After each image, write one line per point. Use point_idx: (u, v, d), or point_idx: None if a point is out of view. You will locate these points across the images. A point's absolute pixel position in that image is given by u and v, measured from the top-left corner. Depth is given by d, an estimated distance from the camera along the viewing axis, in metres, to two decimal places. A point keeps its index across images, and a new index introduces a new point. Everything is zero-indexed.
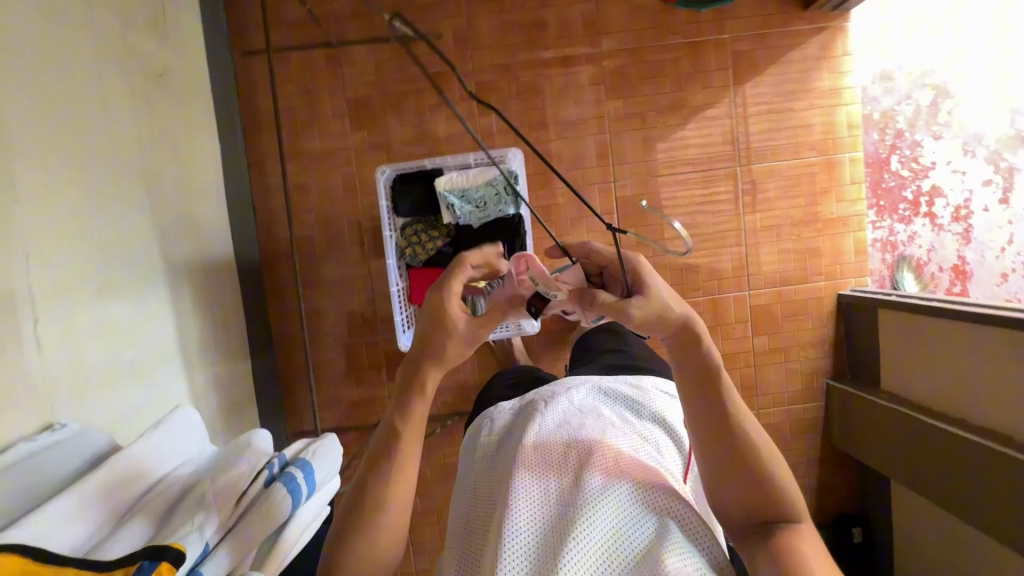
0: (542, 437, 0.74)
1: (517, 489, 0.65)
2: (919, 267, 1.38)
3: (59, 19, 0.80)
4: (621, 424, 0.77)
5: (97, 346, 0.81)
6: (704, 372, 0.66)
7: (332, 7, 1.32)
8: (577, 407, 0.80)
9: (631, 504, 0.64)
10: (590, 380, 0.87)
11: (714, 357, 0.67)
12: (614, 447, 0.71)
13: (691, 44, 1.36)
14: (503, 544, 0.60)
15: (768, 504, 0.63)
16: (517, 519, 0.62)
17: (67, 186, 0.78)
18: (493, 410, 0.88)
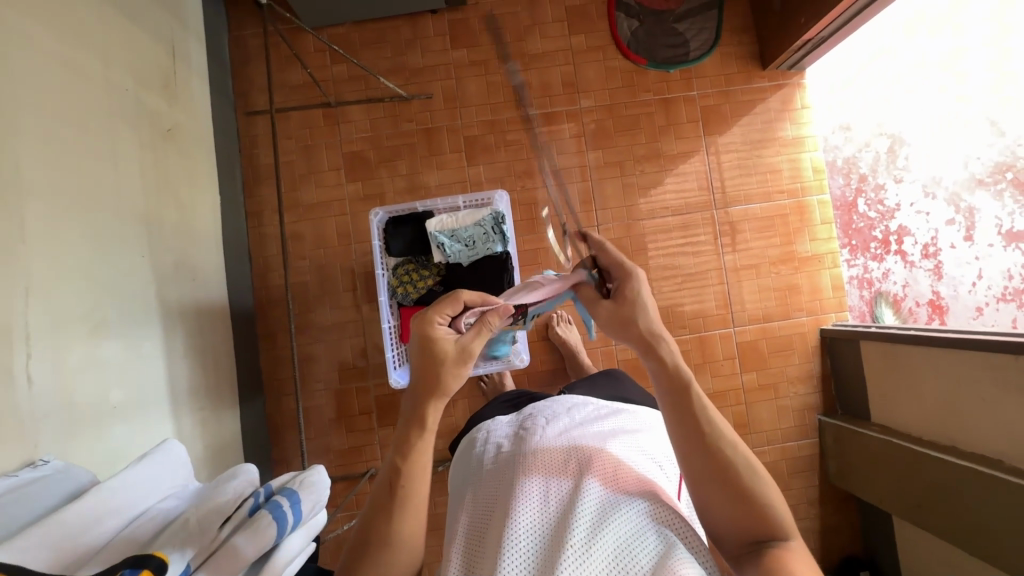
0: (542, 447, 0.76)
1: (517, 496, 0.68)
2: (897, 302, 1.37)
3: (77, 78, 0.87)
4: (620, 439, 0.79)
5: (85, 383, 0.81)
6: (676, 387, 0.66)
7: (331, 72, 1.43)
8: (576, 424, 0.82)
9: (631, 510, 0.65)
10: (589, 403, 0.90)
11: (684, 372, 0.67)
12: (612, 458, 0.73)
13: (664, 100, 1.48)
14: (504, 549, 0.62)
15: (752, 519, 0.61)
16: (518, 524, 0.64)
17: (67, 229, 0.81)
18: (488, 425, 0.91)
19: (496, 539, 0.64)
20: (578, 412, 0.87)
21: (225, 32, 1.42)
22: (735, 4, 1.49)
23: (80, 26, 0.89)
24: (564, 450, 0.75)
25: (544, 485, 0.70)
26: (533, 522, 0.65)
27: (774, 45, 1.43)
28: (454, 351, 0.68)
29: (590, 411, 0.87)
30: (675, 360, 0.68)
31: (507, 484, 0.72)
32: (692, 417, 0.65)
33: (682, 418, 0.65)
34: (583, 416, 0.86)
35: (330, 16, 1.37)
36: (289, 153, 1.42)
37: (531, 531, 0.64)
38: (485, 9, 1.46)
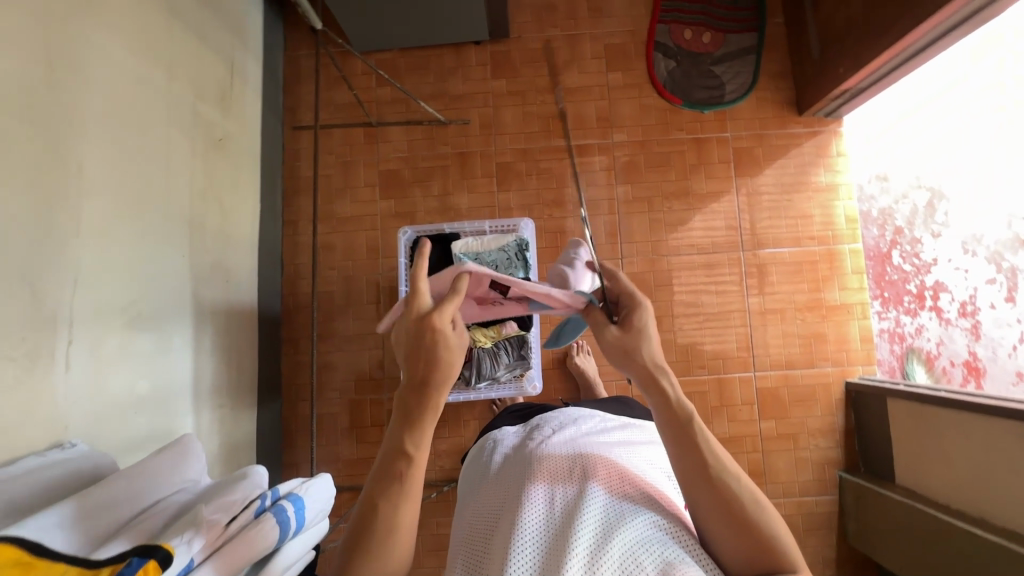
0: (548, 451, 0.75)
1: (523, 497, 0.66)
2: (930, 359, 1.33)
3: (143, 88, 0.94)
4: (627, 451, 0.77)
5: (116, 373, 0.86)
6: (678, 422, 0.65)
7: (375, 93, 1.50)
8: (583, 435, 0.81)
9: (639, 518, 0.63)
10: (594, 417, 0.89)
11: (687, 406, 0.67)
12: (618, 466, 0.72)
13: (696, 139, 1.49)
14: (512, 549, 0.60)
15: (762, 553, 0.60)
16: (525, 524, 0.63)
17: (119, 227, 0.87)
18: (496, 434, 0.90)
19: (503, 539, 0.63)
20: (585, 423, 0.86)
21: (281, 52, 1.51)
22: (775, 51, 1.51)
23: (151, 40, 0.97)
24: (570, 455, 0.74)
25: (550, 487, 0.68)
26: (540, 522, 0.63)
27: (811, 92, 1.43)
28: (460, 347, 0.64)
29: (598, 423, 0.86)
30: (676, 394, 0.67)
31: (514, 486, 0.71)
32: (695, 451, 0.64)
33: (684, 453, 0.64)
34: (590, 426, 0.85)
35: (379, 41, 1.45)
36: (329, 167, 1.49)
37: (538, 531, 0.62)
38: (527, 43, 1.52)
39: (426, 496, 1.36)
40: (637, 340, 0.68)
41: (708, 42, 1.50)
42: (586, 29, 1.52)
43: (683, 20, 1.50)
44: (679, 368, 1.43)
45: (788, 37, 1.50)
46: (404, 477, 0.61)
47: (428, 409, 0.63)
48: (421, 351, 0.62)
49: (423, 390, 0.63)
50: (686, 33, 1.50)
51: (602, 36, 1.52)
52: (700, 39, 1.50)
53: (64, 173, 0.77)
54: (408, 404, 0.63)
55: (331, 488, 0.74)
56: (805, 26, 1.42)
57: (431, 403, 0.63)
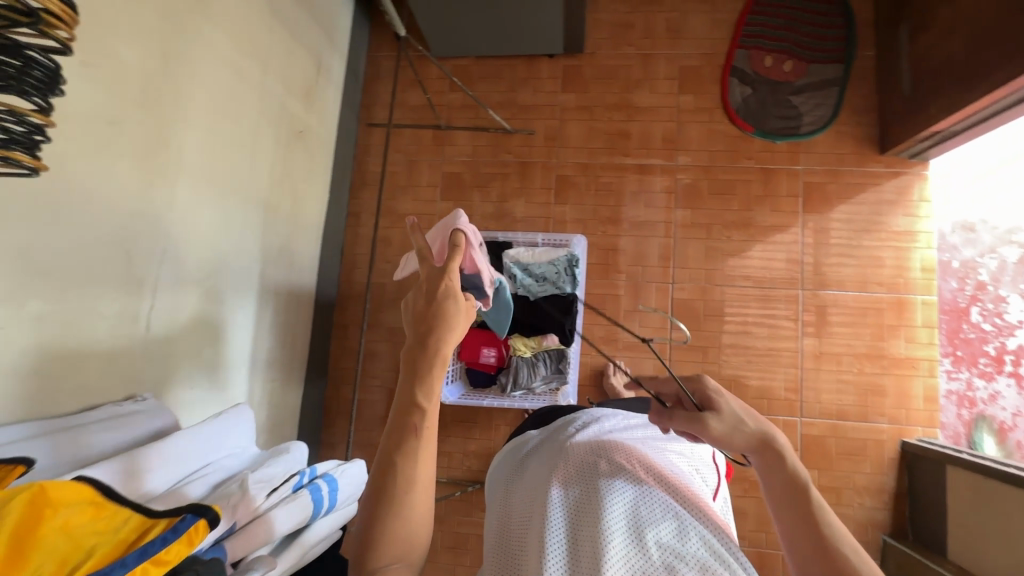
0: (571, 451, 0.69)
1: (550, 491, 0.63)
2: (1003, 431, 1.22)
3: (240, 81, 1.02)
4: (654, 445, 0.73)
5: (187, 339, 0.94)
6: (792, 489, 0.59)
7: (447, 98, 1.55)
8: (607, 433, 0.74)
9: (668, 532, 0.59)
10: (618, 413, 0.81)
11: (802, 472, 0.61)
12: (645, 471, 0.66)
13: (764, 170, 1.44)
14: (544, 545, 0.57)
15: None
16: (554, 519, 0.59)
17: (204, 205, 0.95)
18: (522, 439, 0.80)
19: (533, 534, 0.60)
20: (608, 421, 0.78)
21: (364, 52, 1.59)
22: (861, 84, 1.44)
23: (252, 38, 1.05)
24: (595, 446, 0.69)
25: (576, 480, 0.65)
26: (571, 518, 0.60)
27: (896, 132, 1.35)
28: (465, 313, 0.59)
29: (619, 415, 0.81)
30: (793, 460, 0.61)
31: (538, 479, 0.67)
32: (812, 521, 0.57)
33: (797, 521, 0.58)
34: (614, 423, 0.77)
35: (456, 49, 1.50)
36: (395, 164, 1.55)
37: (569, 526, 0.59)
38: (601, 59, 1.52)
39: (450, 493, 1.40)
40: (744, 424, 0.63)
41: (789, 70, 1.45)
42: (662, 50, 1.51)
43: (764, 47, 1.46)
44: None
45: (877, 72, 1.43)
46: (421, 430, 0.54)
47: (435, 362, 0.56)
48: (429, 305, 0.57)
49: (426, 344, 0.55)
50: (766, 60, 1.46)
51: (678, 57, 1.50)
52: (781, 67, 1.45)
53: (164, 154, 0.85)
54: (412, 353, 0.56)
55: (364, 474, 0.78)
56: (898, 62, 1.35)
57: (439, 357, 0.56)
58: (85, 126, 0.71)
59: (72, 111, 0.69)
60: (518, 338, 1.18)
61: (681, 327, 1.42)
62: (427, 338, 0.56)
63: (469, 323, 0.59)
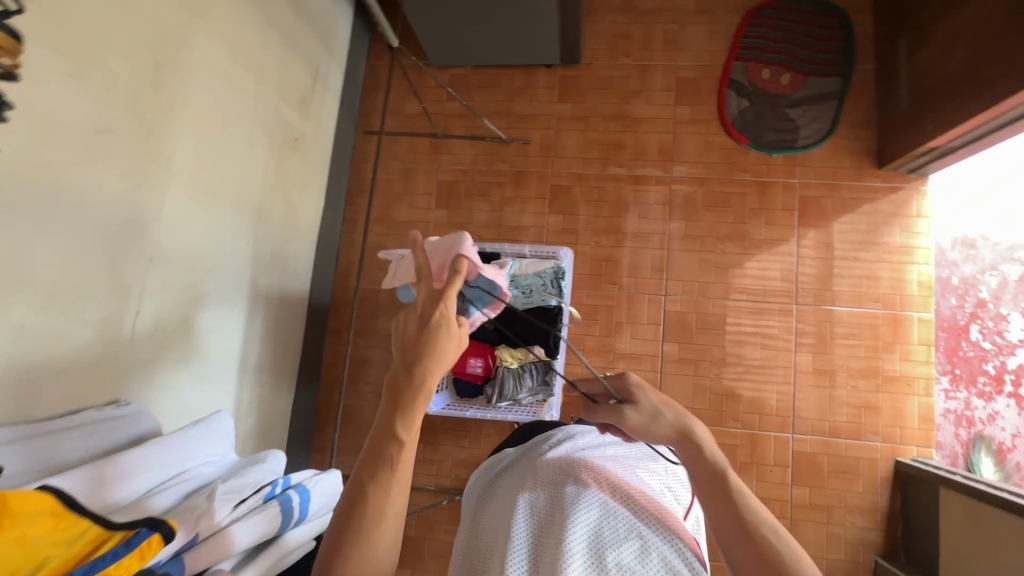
0: (542, 471, 0.68)
1: (514, 510, 0.63)
2: (1002, 452, 1.20)
3: (234, 90, 1.04)
4: (626, 464, 0.72)
5: (173, 346, 0.94)
6: (712, 477, 0.59)
7: (444, 107, 1.56)
8: (579, 450, 0.74)
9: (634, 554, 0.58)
10: (594, 430, 0.80)
11: (720, 458, 0.61)
12: (613, 491, 0.65)
13: (760, 183, 1.43)
14: (504, 565, 0.57)
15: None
16: (516, 539, 0.59)
17: (194, 213, 0.96)
18: (497, 456, 0.80)
19: (495, 554, 0.59)
20: (582, 438, 0.77)
21: (363, 61, 1.60)
22: (860, 98, 1.42)
23: (247, 47, 1.07)
24: (564, 464, 0.69)
25: (543, 500, 0.64)
26: (533, 538, 0.60)
27: (894, 146, 1.34)
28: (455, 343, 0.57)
29: (595, 432, 0.80)
30: (711, 448, 0.61)
31: (506, 498, 0.67)
32: (733, 510, 0.57)
33: (721, 511, 0.57)
34: (588, 440, 0.77)
35: (454, 58, 1.51)
36: (391, 172, 1.56)
37: (530, 547, 0.59)
38: (598, 69, 1.52)
39: (437, 502, 1.39)
40: (661, 416, 0.64)
41: (787, 83, 1.44)
42: (659, 61, 1.50)
43: (762, 59, 1.46)
44: (709, 416, 1.38)
45: (876, 85, 1.41)
46: (396, 463, 0.52)
47: (417, 393, 0.54)
48: (421, 334, 0.55)
49: (410, 373, 0.54)
50: (763, 72, 1.45)
51: (675, 69, 1.50)
52: (779, 80, 1.44)
53: (153, 163, 0.86)
54: (397, 383, 0.54)
55: (339, 485, 0.78)
56: (896, 76, 1.34)
57: (425, 388, 0.54)
58: (73, 135, 0.72)
59: (60, 120, 0.70)
60: (505, 348, 1.19)
61: (672, 339, 1.41)
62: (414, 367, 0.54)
63: (460, 354, 0.58)
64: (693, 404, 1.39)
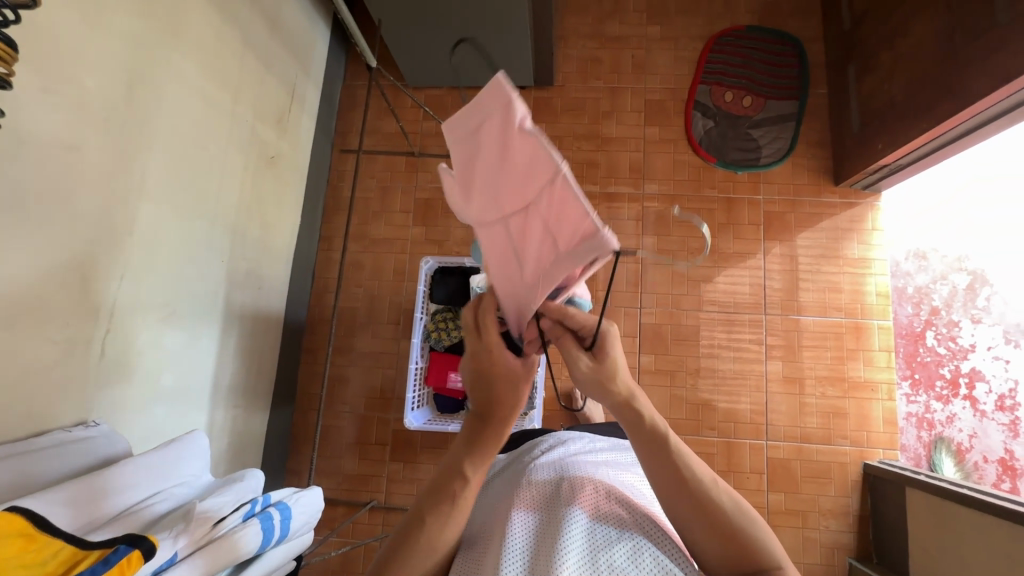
0: (537, 476, 0.70)
1: (512, 508, 0.65)
2: (960, 451, 1.27)
3: (209, 109, 1.04)
4: (616, 470, 0.75)
5: (144, 365, 0.92)
6: (655, 440, 0.62)
7: (421, 126, 1.59)
8: (572, 458, 0.76)
9: (627, 555, 0.59)
10: (585, 440, 0.84)
11: (659, 420, 0.63)
12: (606, 495, 0.67)
13: (727, 199, 1.50)
14: (502, 553, 0.58)
15: (743, 554, 0.59)
16: (513, 531, 0.61)
17: (167, 230, 0.95)
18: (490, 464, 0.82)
19: (491, 545, 0.60)
20: (574, 445, 0.81)
21: (340, 81, 1.63)
22: (815, 119, 1.51)
23: (224, 67, 1.07)
24: (558, 469, 0.72)
25: (539, 499, 0.66)
26: (530, 532, 0.61)
27: (849, 164, 1.42)
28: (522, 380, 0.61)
29: (585, 440, 0.84)
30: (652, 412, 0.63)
31: (503, 500, 0.69)
32: (675, 467, 0.61)
33: (662, 470, 0.61)
34: (578, 447, 0.80)
35: (430, 79, 1.54)
36: (368, 190, 1.57)
37: (527, 538, 0.60)
38: (569, 92, 1.58)
39: None
40: (612, 381, 0.61)
41: (748, 105, 1.53)
42: (628, 83, 1.57)
43: (724, 83, 1.54)
44: (687, 426, 1.40)
45: (829, 108, 1.51)
46: (458, 497, 0.58)
47: (492, 439, 0.61)
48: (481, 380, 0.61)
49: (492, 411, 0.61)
50: (726, 95, 1.54)
51: (643, 91, 1.57)
52: (740, 102, 1.53)
53: (127, 179, 0.85)
54: (477, 425, 0.62)
55: (319, 501, 0.77)
56: (847, 99, 1.43)
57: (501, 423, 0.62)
58: (45, 151, 0.71)
59: (33, 135, 0.69)
60: None
61: (649, 351, 1.44)
62: (491, 403, 0.61)
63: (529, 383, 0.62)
64: (671, 415, 1.42)
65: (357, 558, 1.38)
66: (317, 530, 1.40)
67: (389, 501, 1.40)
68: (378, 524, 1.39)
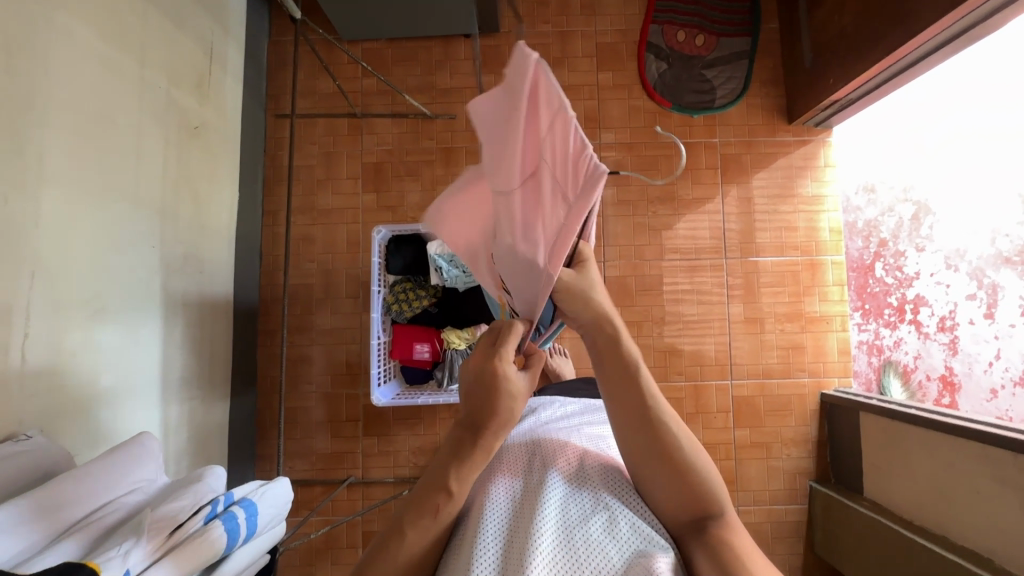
0: (509, 451, 0.70)
1: (486, 489, 0.65)
2: (906, 373, 1.35)
3: (110, 73, 0.91)
4: (590, 434, 0.75)
5: (75, 369, 0.84)
6: (621, 365, 0.59)
7: (360, 84, 1.47)
8: (544, 425, 0.77)
9: (604, 530, 0.59)
10: (558, 404, 0.84)
11: (631, 348, 0.60)
12: (578, 465, 0.67)
13: (684, 144, 1.48)
14: (475, 542, 0.58)
15: (693, 499, 0.59)
16: (484, 518, 0.61)
17: (80, 216, 0.85)
18: None
19: (464, 531, 0.60)
20: (545, 411, 0.82)
21: (266, 37, 1.48)
22: (767, 56, 1.49)
23: (123, 25, 0.94)
24: (530, 441, 0.71)
25: (511, 478, 0.66)
26: (502, 516, 0.61)
27: (801, 101, 1.42)
28: (521, 389, 0.60)
29: (557, 404, 0.84)
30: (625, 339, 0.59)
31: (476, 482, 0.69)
32: (644, 409, 0.59)
33: (625, 402, 0.59)
34: (550, 413, 0.81)
35: (366, 31, 1.42)
36: (309, 157, 1.46)
37: (497, 525, 0.60)
38: (517, 38, 1.49)
39: (398, 493, 1.37)
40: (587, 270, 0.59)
41: (700, 45, 1.48)
42: (578, 26, 1.49)
43: (676, 22, 1.48)
44: (655, 373, 1.44)
45: (781, 43, 1.48)
46: (440, 507, 0.58)
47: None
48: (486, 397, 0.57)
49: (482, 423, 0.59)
50: (679, 34, 1.48)
51: (594, 35, 1.49)
52: (693, 42, 1.48)
53: (22, 161, 0.74)
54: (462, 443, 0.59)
55: (287, 492, 0.74)
56: (798, 33, 1.41)
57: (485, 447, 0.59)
58: None
59: None
60: (450, 330, 1.21)
61: (615, 304, 1.45)
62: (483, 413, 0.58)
63: (523, 400, 0.60)
64: None
65: (339, 536, 1.38)
66: (296, 512, 1.39)
67: (367, 475, 1.38)
68: (357, 499, 1.38)
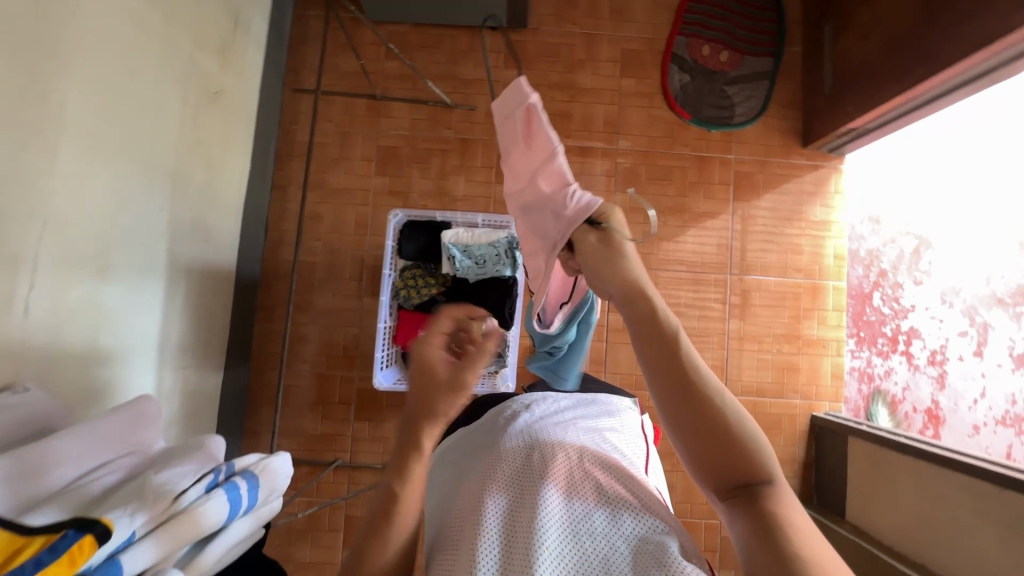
0: (509, 447, 0.70)
1: (486, 487, 0.64)
2: (894, 403, 1.37)
3: (136, 29, 0.89)
4: (586, 428, 0.76)
5: (77, 325, 0.82)
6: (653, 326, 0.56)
7: (383, 67, 1.46)
8: (540, 421, 0.76)
9: (607, 525, 0.60)
10: (552, 399, 0.84)
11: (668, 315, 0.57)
12: (578, 458, 0.67)
13: (699, 157, 1.49)
14: (477, 543, 0.57)
15: (740, 470, 0.53)
16: (487, 510, 0.61)
17: (93, 173, 0.83)
18: (468, 434, 0.81)
19: (465, 532, 0.60)
20: (540, 406, 0.81)
21: (290, 9, 1.46)
22: (788, 78, 1.50)
23: None
24: (528, 437, 0.71)
25: (511, 470, 0.66)
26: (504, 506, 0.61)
27: (818, 126, 1.44)
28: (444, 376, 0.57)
29: (550, 399, 0.84)
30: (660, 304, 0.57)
31: (473, 475, 0.68)
32: (680, 370, 0.54)
33: (658, 362, 0.55)
34: (544, 409, 0.80)
35: (394, 12, 1.40)
36: (325, 135, 1.45)
37: (500, 518, 0.60)
38: (543, 36, 1.49)
39: None
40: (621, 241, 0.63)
41: (724, 61, 1.49)
42: (605, 30, 1.50)
43: (703, 35, 1.49)
44: None
45: (802, 67, 1.50)
46: (398, 519, 0.55)
47: None
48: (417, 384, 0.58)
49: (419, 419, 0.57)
50: (704, 48, 1.49)
51: (620, 40, 1.50)
52: (717, 57, 1.49)
53: (43, 108, 0.72)
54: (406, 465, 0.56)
55: (288, 467, 0.74)
56: (821, 58, 1.43)
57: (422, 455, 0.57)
58: None
59: None
60: None
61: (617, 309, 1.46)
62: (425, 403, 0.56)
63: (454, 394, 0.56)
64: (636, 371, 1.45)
65: (322, 518, 1.37)
66: None
67: (355, 459, 1.38)
68: (344, 482, 1.37)
